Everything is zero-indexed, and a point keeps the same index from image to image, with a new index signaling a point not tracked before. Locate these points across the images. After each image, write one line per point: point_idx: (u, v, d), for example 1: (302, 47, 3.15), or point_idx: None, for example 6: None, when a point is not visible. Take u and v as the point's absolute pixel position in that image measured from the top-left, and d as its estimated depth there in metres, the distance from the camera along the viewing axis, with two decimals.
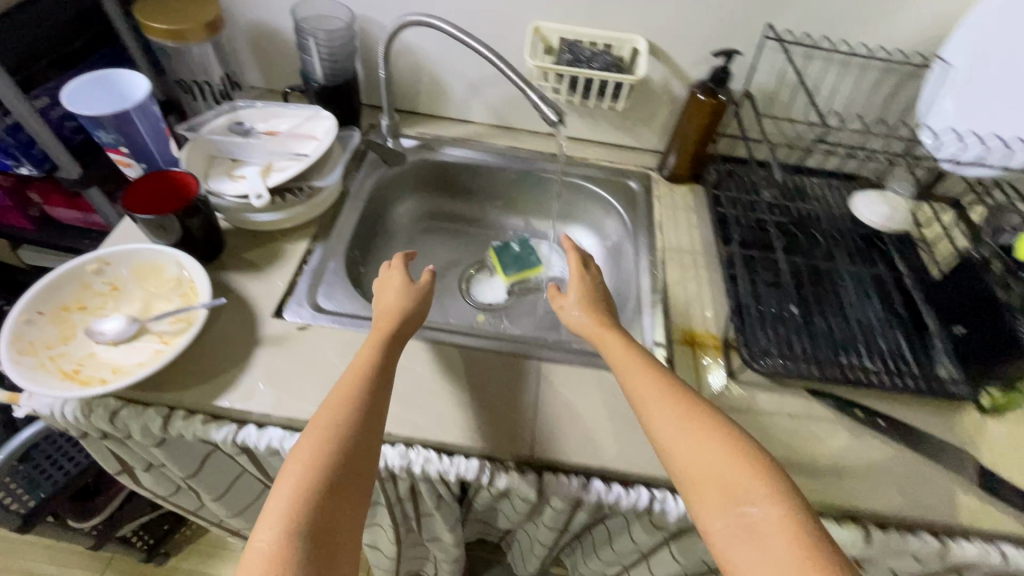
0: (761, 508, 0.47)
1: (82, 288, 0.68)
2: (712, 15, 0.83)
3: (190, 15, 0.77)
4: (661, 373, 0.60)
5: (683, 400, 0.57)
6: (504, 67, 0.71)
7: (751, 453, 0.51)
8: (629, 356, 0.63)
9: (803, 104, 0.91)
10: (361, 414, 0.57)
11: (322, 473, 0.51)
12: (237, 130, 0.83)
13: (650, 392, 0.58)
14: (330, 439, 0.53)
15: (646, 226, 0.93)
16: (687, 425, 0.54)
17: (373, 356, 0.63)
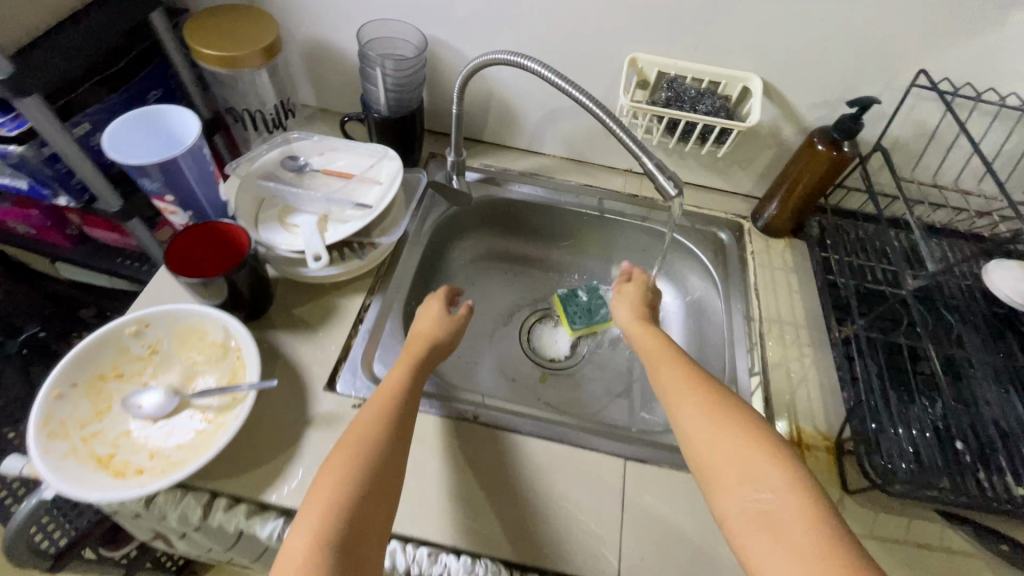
0: (777, 495, 0.47)
1: (120, 353, 0.61)
2: (846, 54, 0.70)
3: (245, 39, 0.69)
4: (688, 370, 0.61)
5: (710, 395, 0.57)
6: (611, 126, 0.59)
7: (772, 443, 0.51)
8: (662, 356, 0.65)
9: (938, 158, 0.78)
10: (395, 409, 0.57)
11: (362, 459, 0.51)
12: (290, 168, 0.74)
13: (676, 387, 0.60)
14: (367, 430, 0.54)
15: (739, 287, 0.82)
16: (711, 417, 0.55)
17: (408, 363, 0.63)
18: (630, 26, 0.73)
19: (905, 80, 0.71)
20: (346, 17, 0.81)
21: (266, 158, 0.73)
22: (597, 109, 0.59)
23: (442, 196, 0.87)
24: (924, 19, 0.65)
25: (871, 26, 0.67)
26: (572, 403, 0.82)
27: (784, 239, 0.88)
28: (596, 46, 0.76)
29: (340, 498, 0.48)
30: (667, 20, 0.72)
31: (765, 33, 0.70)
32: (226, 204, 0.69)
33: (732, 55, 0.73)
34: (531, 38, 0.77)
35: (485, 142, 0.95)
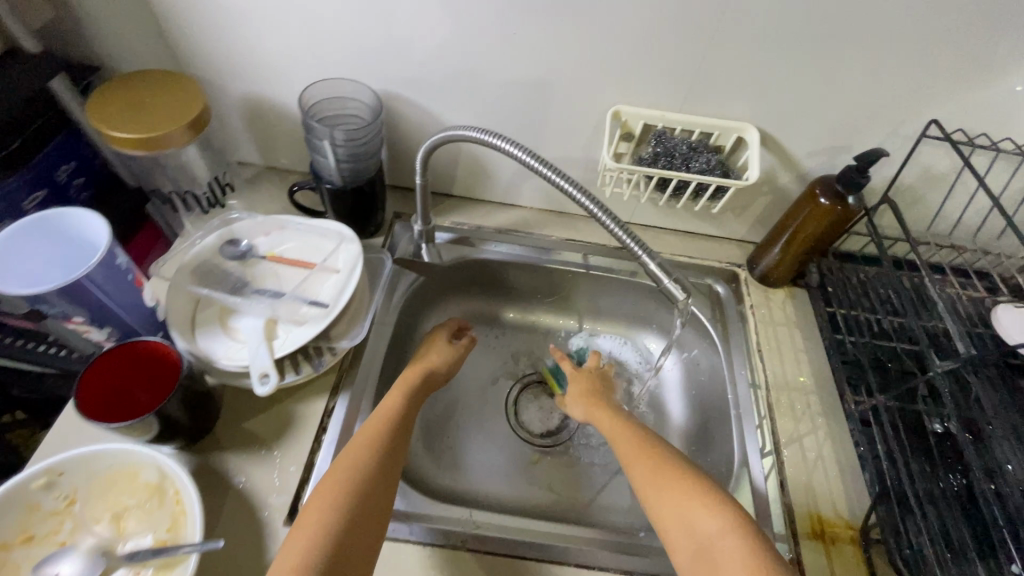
0: (717, 538, 0.48)
1: (28, 511, 0.50)
2: (849, 101, 0.65)
3: (164, 113, 0.59)
4: (630, 427, 0.63)
5: (647, 449, 0.58)
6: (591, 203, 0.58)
7: (706, 490, 0.52)
8: (606, 415, 0.67)
9: (943, 202, 0.73)
10: (389, 435, 0.56)
11: (353, 483, 0.50)
12: (231, 254, 0.64)
13: (623, 442, 0.61)
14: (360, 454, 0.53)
15: (741, 349, 0.76)
16: (651, 471, 0.55)
17: (404, 391, 0.63)
18: (612, 76, 0.66)
19: (910, 126, 0.66)
20: (290, 73, 0.71)
21: (202, 246, 0.63)
22: (572, 189, 0.57)
23: (410, 267, 0.78)
24: (934, 64, 0.60)
25: (878, 72, 0.61)
26: (568, 488, 0.74)
27: (783, 288, 0.82)
28: (577, 98, 0.69)
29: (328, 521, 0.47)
30: (650, 70, 0.65)
31: (764, 80, 0.64)
32: (153, 311, 0.59)
33: (727, 104, 0.67)
34: (504, 91, 0.70)
35: (454, 196, 0.86)
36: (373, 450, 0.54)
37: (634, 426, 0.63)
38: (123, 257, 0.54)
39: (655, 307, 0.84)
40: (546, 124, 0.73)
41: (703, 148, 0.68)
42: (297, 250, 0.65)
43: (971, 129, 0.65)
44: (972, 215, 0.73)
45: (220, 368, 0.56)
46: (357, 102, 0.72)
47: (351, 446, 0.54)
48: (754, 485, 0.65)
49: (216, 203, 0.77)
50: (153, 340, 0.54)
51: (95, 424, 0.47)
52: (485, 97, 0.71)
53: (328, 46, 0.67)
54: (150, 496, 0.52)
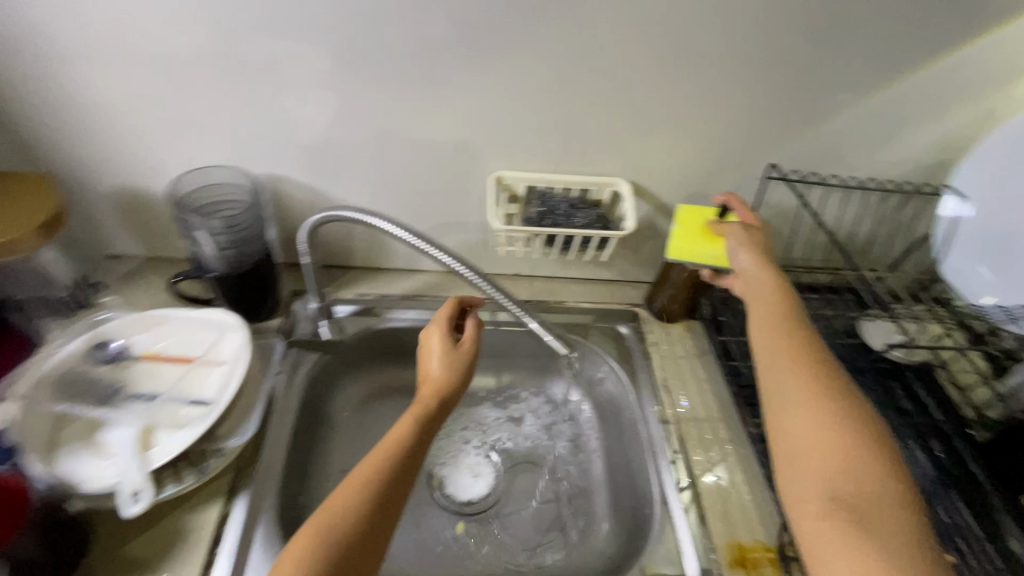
0: (868, 496, 0.44)
1: None
2: (700, 152, 0.72)
3: (15, 217, 0.55)
4: (798, 342, 0.55)
5: (817, 376, 0.52)
6: (468, 271, 0.60)
7: (874, 451, 0.47)
8: (767, 317, 0.59)
9: (796, 232, 0.82)
10: (383, 488, 0.49)
11: (325, 557, 0.44)
12: (99, 360, 0.59)
13: (779, 355, 0.55)
14: (339, 517, 0.47)
15: (651, 385, 0.78)
16: (814, 403, 0.50)
17: (413, 422, 0.56)
18: (488, 146, 0.70)
19: (756, 169, 0.75)
20: (163, 164, 0.69)
21: (63, 354, 0.58)
22: (458, 265, 0.59)
23: (310, 347, 0.75)
24: (761, 117, 0.69)
25: (718, 126, 0.70)
26: (498, 556, 0.72)
27: (680, 322, 0.86)
28: (460, 166, 0.73)
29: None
30: (523, 139, 0.70)
31: (624, 140, 0.71)
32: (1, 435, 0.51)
33: (598, 162, 0.73)
34: (390, 166, 0.72)
35: (355, 268, 0.85)
36: (358, 511, 0.47)
37: (804, 342, 0.55)
38: None
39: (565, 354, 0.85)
40: (435, 192, 0.75)
41: (582, 203, 0.73)
42: (179, 346, 0.62)
43: (802, 170, 0.74)
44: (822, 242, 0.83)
45: (86, 491, 0.50)
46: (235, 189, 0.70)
47: (332, 501, 0.48)
48: (676, 528, 0.65)
49: (83, 304, 0.71)
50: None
51: None
52: (371, 171, 0.72)
53: (202, 135, 0.67)
54: None
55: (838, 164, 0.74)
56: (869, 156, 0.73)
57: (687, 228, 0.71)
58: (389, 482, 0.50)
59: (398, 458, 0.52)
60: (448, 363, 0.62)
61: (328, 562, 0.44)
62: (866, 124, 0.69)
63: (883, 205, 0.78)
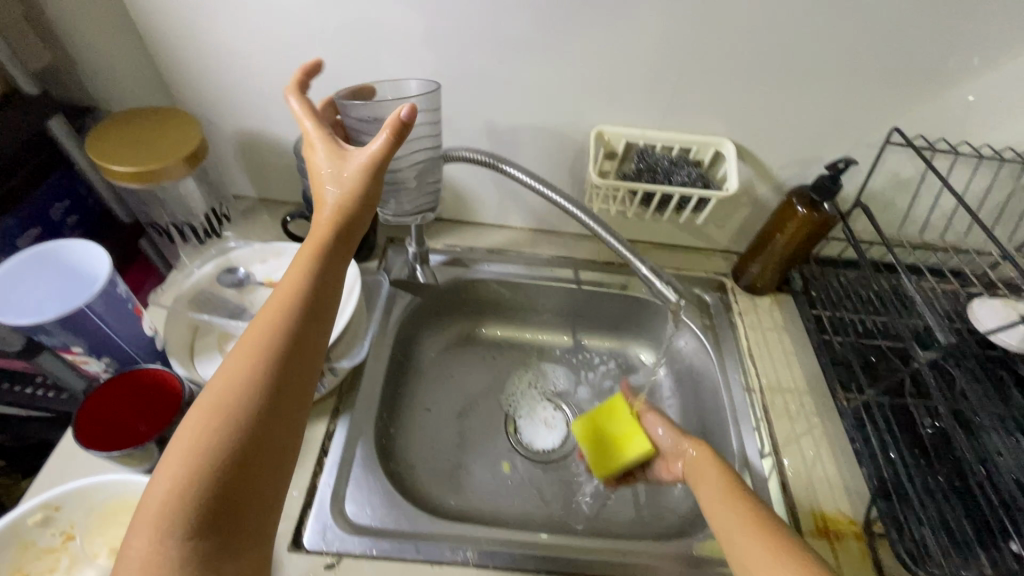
0: None
1: (23, 548, 0.49)
2: (815, 114, 0.69)
3: (164, 144, 0.61)
4: (755, 512, 0.50)
5: (774, 537, 0.47)
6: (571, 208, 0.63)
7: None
8: (715, 493, 0.54)
9: (908, 205, 0.77)
10: (280, 342, 0.43)
11: (211, 442, 0.38)
12: (227, 281, 0.66)
13: (734, 525, 0.50)
14: (223, 398, 0.40)
15: (736, 354, 0.77)
16: (776, 563, 0.44)
17: (312, 261, 0.47)
18: (591, 101, 0.70)
19: (875, 135, 0.70)
20: (285, 109, 0.74)
21: (199, 274, 0.65)
22: (566, 206, 0.63)
23: (405, 288, 0.79)
24: (890, 77, 0.64)
25: (840, 87, 0.66)
26: (573, 503, 0.73)
27: (769, 295, 0.84)
28: (560, 120, 0.73)
29: (194, 486, 0.36)
30: (628, 94, 0.69)
31: (735, 98, 0.68)
32: (152, 340, 0.59)
33: (703, 120, 0.71)
34: (494, 118, 0.74)
35: (445, 219, 0.88)
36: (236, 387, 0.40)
37: (761, 510, 0.50)
38: (123, 285, 0.54)
39: (646, 319, 0.86)
40: (533, 146, 0.76)
41: (683, 162, 0.72)
42: None
43: (928, 135, 0.69)
44: (940, 218, 0.78)
45: None
46: (418, 137, 0.60)
47: (229, 366, 0.41)
48: (757, 490, 0.65)
49: (213, 233, 0.80)
50: (153, 367, 0.54)
51: (95, 452, 0.48)
52: (474, 122, 0.74)
53: (319, 81, 0.71)
54: None
55: (974, 131, 0.68)
56: (1011, 125, 0.67)
57: (598, 451, 0.71)
58: (290, 334, 0.43)
59: (292, 309, 0.44)
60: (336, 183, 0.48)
61: (238, 432, 0.39)
62: (1015, 88, 0.63)
63: (1020, 181, 0.71)
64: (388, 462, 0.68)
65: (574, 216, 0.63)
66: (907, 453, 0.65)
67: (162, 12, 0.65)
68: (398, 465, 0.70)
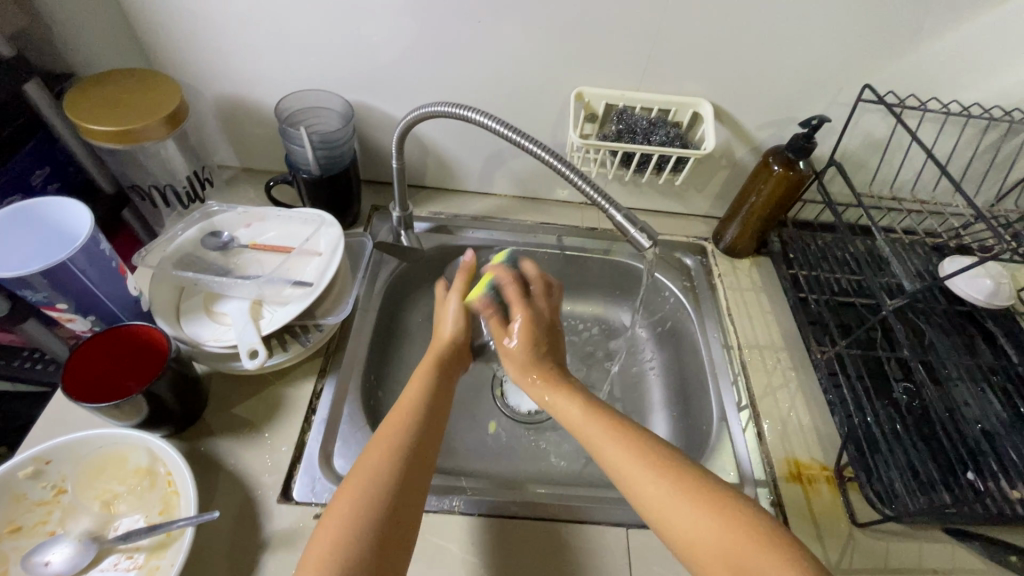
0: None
1: (14, 502, 0.49)
2: (791, 74, 0.70)
3: (143, 106, 0.61)
4: (645, 447, 0.51)
5: (673, 475, 0.49)
6: (541, 149, 0.57)
7: (753, 527, 0.44)
8: (597, 434, 0.54)
9: (881, 166, 0.79)
10: (421, 424, 0.54)
11: (371, 500, 0.46)
12: (211, 244, 0.66)
13: (626, 467, 0.50)
14: (379, 467, 0.48)
15: (715, 313, 0.79)
16: (681, 500, 0.47)
17: (428, 382, 0.59)
18: (571, 62, 0.71)
19: (849, 94, 0.72)
20: (264, 73, 0.74)
21: (183, 238, 0.65)
22: (537, 151, 0.57)
23: (391, 253, 0.80)
24: (863, 35, 0.66)
25: (815, 46, 0.67)
26: (558, 462, 0.75)
27: (748, 258, 0.86)
28: (540, 83, 0.74)
29: (359, 530, 0.44)
30: (607, 55, 0.70)
31: (712, 59, 0.69)
32: (137, 300, 0.59)
33: (681, 81, 0.72)
34: (475, 82, 0.74)
35: (429, 188, 0.89)
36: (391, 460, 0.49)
37: (646, 444, 0.51)
38: (106, 242, 0.55)
39: (628, 283, 0.87)
40: (514, 109, 0.77)
41: (662, 123, 0.73)
42: (279, 238, 0.68)
43: (899, 93, 0.71)
44: (912, 177, 0.80)
45: (208, 350, 0.59)
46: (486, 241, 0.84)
47: (368, 460, 0.49)
48: (733, 439, 0.67)
49: (196, 197, 0.79)
50: (138, 324, 0.55)
51: (82, 404, 0.48)
52: (455, 85, 0.75)
53: (298, 44, 0.71)
54: (140, 480, 0.52)
55: (942, 87, 0.70)
56: (977, 82, 0.68)
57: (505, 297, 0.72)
58: (426, 429, 0.53)
59: (425, 408, 0.55)
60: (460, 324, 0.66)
61: (388, 491, 0.47)
62: (981, 45, 0.65)
63: (985, 135, 0.73)
64: (378, 423, 0.68)
65: (548, 162, 0.58)
66: (877, 402, 0.68)
67: None
68: None
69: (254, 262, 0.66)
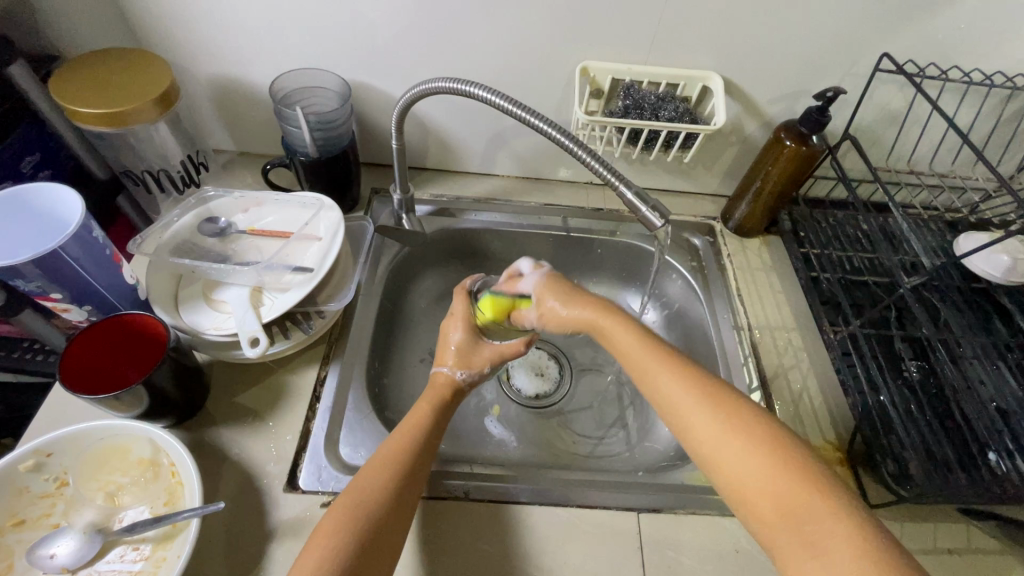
0: (787, 485, 0.41)
1: (16, 495, 0.49)
2: (805, 44, 0.67)
3: (132, 86, 0.58)
4: (676, 362, 0.51)
5: (722, 403, 0.47)
6: (548, 126, 0.55)
7: (798, 465, 0.41)
8: (645, 354, 0.53)
9: (896, 139, 0.76)
10: (420, 451, 0.52)
11: (359, 526, 0.44)
12: (208, 230, 0.64)
13: (673, 395, 0.49)
14: (372, 490, 0.47)
15: (725, 294, 0.77)
16: (730, 436, 0.44)
17: (433, 407, 0.58)
18: (575, 35, 0.68)
19: (865, 64, 0.69)
20: (257, 52, 0.71)
21: (179, 225, 0.63)
22: (544, 127, 0.55)
23: (392, 238, 0.78)
24: (881, 1, 0.63)
25: (831, 14, 0.64)
26: (566, 447, 0.74)
27: (758, 237, 0.84)
28: (544, 57, 0.71)
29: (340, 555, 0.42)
30: (613, 26, 0.67)
31: (724, 30, 0.66)
32: (134, 289, 0.58)
33: (690, 54, 0.69)
34: (476, 58, 0.72)
35: (430, 171, 0.87)
36: (385, 487, 0.47)
37: (688, 364, 0.51)
38: (99, 228, 0.53)
39: (635, 265, 0.85)
40: (517, 86, 0.75)
41: (671, 97, 0.70)
42: (278, 223, 0.66)
43: (917, 63, 0.68)
44: (928, 151, 0.77)
45: (208, 338, 0.57)
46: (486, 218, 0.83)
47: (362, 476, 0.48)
48: None
49: (191, 182, 0.77)
50: (136, 313, 0.53)
51: (80, 395, 0.47)
52: (455, 62, 0.72)
53: (293, 21, 0.68)
54: (143, 471, 0.51)
55: (962, 55, 0.67)
56: (1000, 49, 0.66)
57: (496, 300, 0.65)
58: (419, 457, 0.51)
59: (423, 436, 0.54)
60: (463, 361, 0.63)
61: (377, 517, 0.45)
62: (1007, 10, 0.62)
63: (1006, 106, 0.70)
64: (384, 410, 0.67)
65: (555, 139, 0.55)
66: (892, 383, 0.66)
67: None
68: (393, 414, 0.69)
69: (252, 248, 0.64)
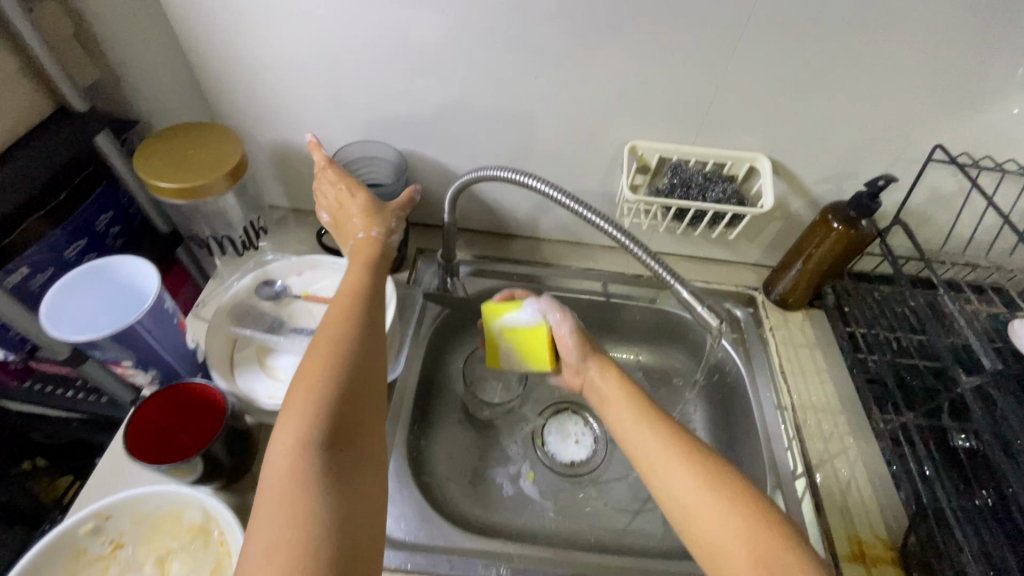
0: (757, 536, 0.43)
1: (76, 557, 0.50)
2: (854, 132, 0.68)
3: (207, 161, 0.62)
4: (658, 423, 0.54)
5: (695, 461, 0.49)
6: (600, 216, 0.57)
7: (772, 526, 0.44)
8: (631, 416, 0.57)
9: (947, 222, 0.75)
10: (364, 322, 0.53)
11: (322, 406, 0.44)
12: (265, 294, 0.67)
13: (656, 456, 0.51)
14: (327, 369, 0.47)
15: (768, 370, 0.76)
16: (706, 491, 0.47)
17: (365, 271, 0.58)
18: (626, 117, 0.71)
19: (917, 151, 0.69)
20: (320, 123, 0.76)
21: (238, 288, 0.66)
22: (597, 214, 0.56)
23: (436, 301, 0.80)
24: (936, 95, 0.63)
25: (884, 104, 0.65)
26: (601, 520, 0.73)
27: (800, 310, 0.83)
28: (593, 135, 0.73)
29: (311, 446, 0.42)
30: (664, 111, 0.69)
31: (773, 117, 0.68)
32: (194, 352, 0.61)
33: (738, 137, 0.71)
34: (527, 134, 0.74)
35: (474, 231, 0.89)
36: (343, 363, 0.48)
37: (670, 426, 0.54)
38: (170, 300, 0.56)
39: (674, 333, 0.85)
40: (565, 160, 0.77)
41: (717, 177, 0.72)
42: (331, 288, 0.69)
43: (970, 153, 0.68)
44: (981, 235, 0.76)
45: (261, 407, 0.58)
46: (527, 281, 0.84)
47: (297, 386, 0.46)
48: (789, 506, 0.65)
49: (250, 245, 0.81)
50: (198, 381, 0.56)
51: (143, 466, 0.49)
52: (506, 136, 0.75)
53: (358, 98, 0.72)
54: (193, 538, 0.53)
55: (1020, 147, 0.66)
56: None
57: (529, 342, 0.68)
58: (363, 325, 0.52)
59: (358, 305, 0.54)
60: (371, 216, 0.63)
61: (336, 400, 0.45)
62: None
63: None
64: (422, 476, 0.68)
65: (607, 227, 0.57)
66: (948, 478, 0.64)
67: (205, 32, 0.66)
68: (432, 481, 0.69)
69: (306, 314, 0.66)
